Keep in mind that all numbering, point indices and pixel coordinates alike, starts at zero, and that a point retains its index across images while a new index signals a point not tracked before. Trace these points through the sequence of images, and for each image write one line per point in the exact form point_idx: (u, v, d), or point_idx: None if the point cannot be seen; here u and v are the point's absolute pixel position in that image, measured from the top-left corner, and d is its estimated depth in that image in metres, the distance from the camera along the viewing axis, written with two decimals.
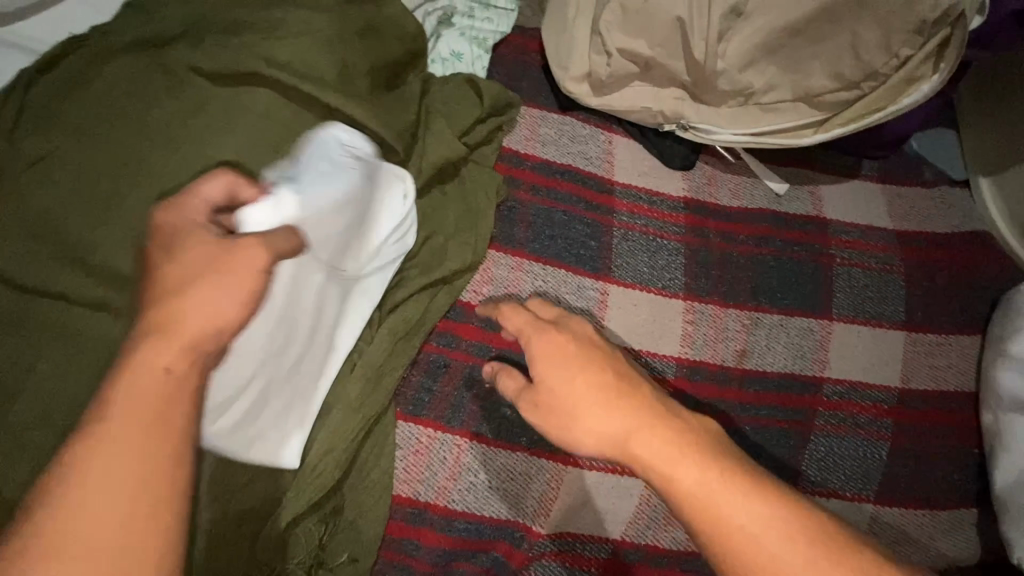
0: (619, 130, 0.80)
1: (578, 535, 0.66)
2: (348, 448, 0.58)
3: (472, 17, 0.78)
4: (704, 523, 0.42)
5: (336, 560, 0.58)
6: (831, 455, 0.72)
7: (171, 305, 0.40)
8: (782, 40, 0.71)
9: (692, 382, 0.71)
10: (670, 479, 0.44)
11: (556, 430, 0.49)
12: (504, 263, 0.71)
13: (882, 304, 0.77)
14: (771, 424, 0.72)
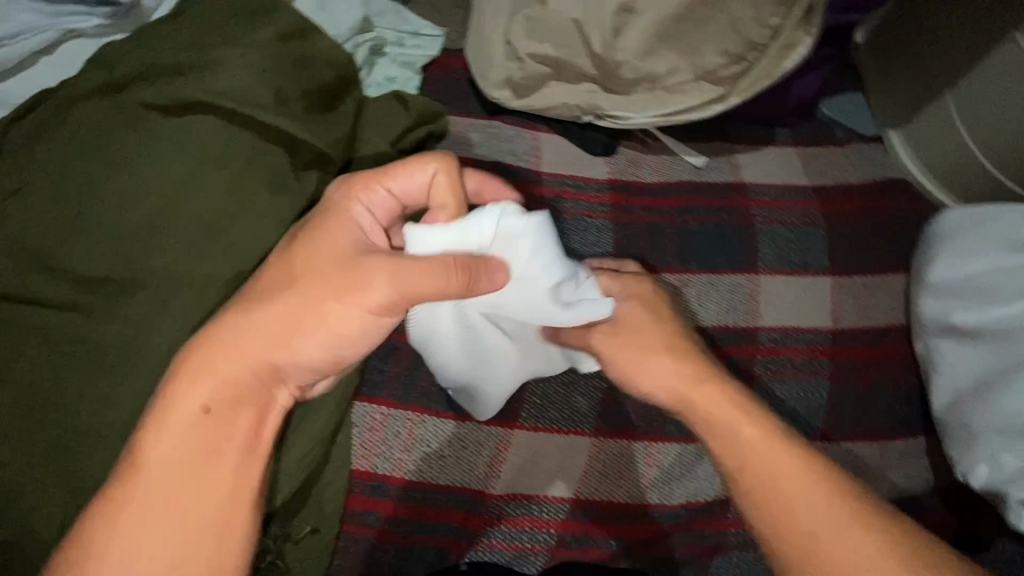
0: (545, 127, 0.88)
1: (533, 497, 0.70)
2: (309, 423, 0.63)
3: (402, 46, 0.88)
4: (759, 462, 0.55)
5: (298, 526, 0.63)
6: (798, 401, 0.75)
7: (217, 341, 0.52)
8: (672, 27, 0.78)
9: (739, 347, 0.77)
10: (736, 429, 0.57)
11: (628, 369, 0.61)
12: None
13: (806, 255, 0.81)
14: (778, 376, 0.76)
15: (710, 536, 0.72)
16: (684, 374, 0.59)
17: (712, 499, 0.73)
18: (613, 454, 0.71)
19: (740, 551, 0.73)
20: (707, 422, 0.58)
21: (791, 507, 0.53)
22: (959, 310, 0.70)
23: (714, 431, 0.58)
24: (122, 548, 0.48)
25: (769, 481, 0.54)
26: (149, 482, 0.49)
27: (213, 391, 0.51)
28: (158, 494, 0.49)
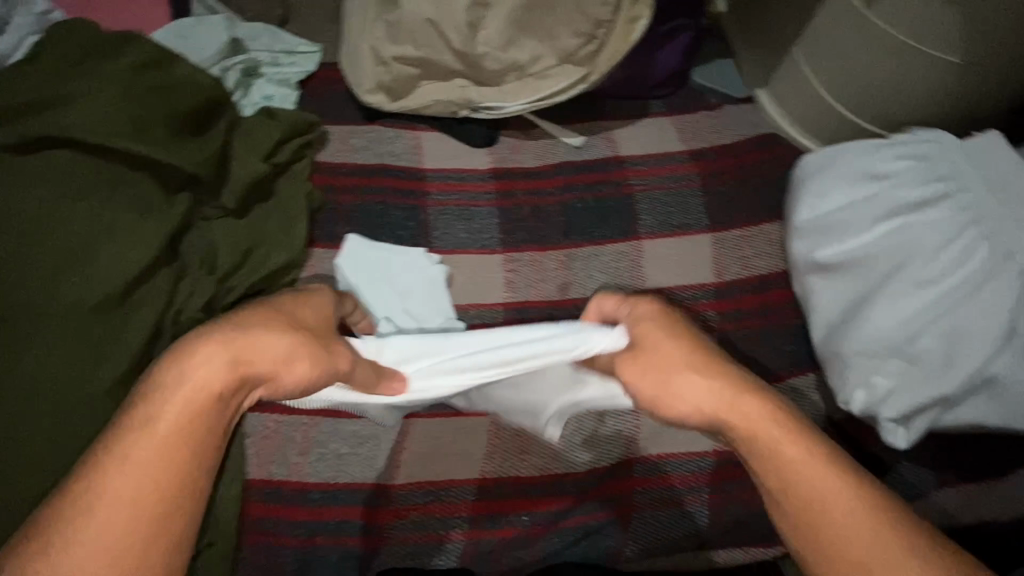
0: (425, 126, 0.90)
1: (440, 483, 0.70)
2: None
3: (277, 65, 0.90)
4: (803, 483, 0.48)
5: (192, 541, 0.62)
6: (748, 349, 0.78)
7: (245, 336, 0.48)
8: (527, 15, 0.81)
9: (728, 301, 0.80)
10: (778, 451, 0.49)
11: (653, 387, 0.55)
12: (328, 257, 0.80)
13: (685, 216, 0.84)
14: (746, 325, 0.79)
15: (619, 498, 0.73)
16: (726, 395, 0.52)
17: (616, 461, 0.74)
18: (513, 431, 0.73)
19: (653, 510, 0.73)
20: (754, 441, 0.51)
21: (841, 542, 0.46)
22: (826, 245, 0.70)
23: (762, 454, 0.50)
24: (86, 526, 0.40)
25: (820, 505, 0.47)
26: (132, 463, 0.42)
27: (219, 373, 0.46)
28: (123, 479, 0.42)
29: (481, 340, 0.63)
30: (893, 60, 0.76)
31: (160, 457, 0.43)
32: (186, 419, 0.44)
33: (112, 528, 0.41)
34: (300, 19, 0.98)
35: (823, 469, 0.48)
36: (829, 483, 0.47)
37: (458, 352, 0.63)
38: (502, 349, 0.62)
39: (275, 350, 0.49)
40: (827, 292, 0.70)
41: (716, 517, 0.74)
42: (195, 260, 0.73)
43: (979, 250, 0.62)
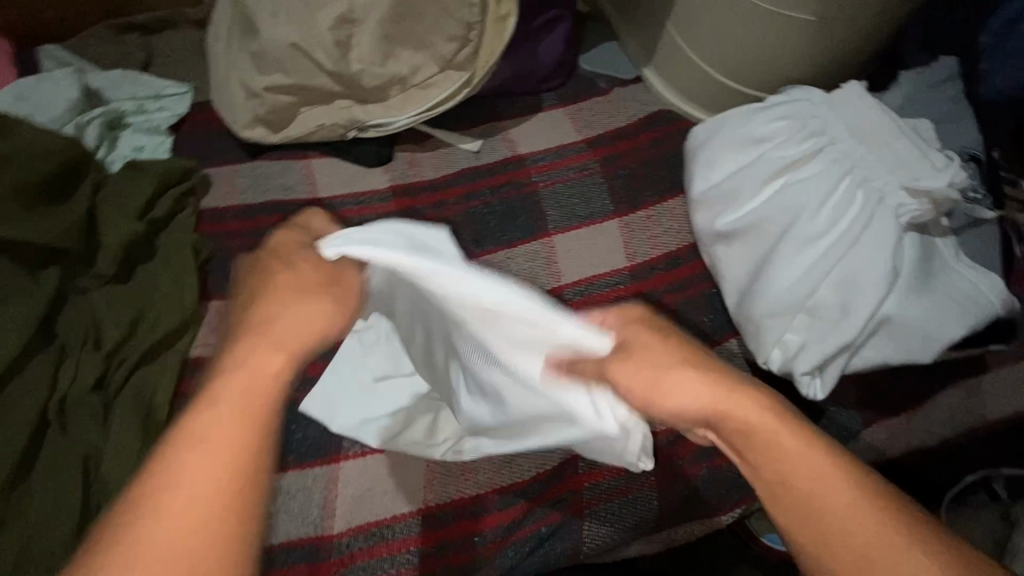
0: (315, 152, 0.86)
1: (381, 522, 0.67)
2: None
3: (145, 112, 0.85)
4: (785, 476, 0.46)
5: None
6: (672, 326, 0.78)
7: (275, 312, 0.47)
8: (397, 26, 0.78)
9: (644, 282, 0.80)
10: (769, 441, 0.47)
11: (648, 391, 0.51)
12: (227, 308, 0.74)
13: (590, 204, 0.84)
14: (665, 303, 0.79)
15: (568, 498, 0.72)
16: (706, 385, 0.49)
17: (560, 462, 0.73)
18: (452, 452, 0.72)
19: (604, 504, 0.72)
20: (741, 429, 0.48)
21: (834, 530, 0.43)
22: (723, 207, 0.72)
23: (754, 446, 0.47)
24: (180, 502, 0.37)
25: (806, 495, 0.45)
26: (208, 444, 0.39)
27: (271, 357, 0.45)
28: (189, 472, 0.38)
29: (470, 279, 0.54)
30: (761, 23, 0.78)
31: (239, 434, 0.40)
32: (250, 391, 0.42)
33: (185, 517, 0.37)
34: (161, 58, 0.92)
35: (817, 456, 0.46)
36: (815, 467, 0.45)
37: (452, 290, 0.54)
38: (493, 298, 0.54)
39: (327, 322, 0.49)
40: (732, 260, 0.71)
41: (666, 499, 0.73)
42: (76, 335, 0.67)
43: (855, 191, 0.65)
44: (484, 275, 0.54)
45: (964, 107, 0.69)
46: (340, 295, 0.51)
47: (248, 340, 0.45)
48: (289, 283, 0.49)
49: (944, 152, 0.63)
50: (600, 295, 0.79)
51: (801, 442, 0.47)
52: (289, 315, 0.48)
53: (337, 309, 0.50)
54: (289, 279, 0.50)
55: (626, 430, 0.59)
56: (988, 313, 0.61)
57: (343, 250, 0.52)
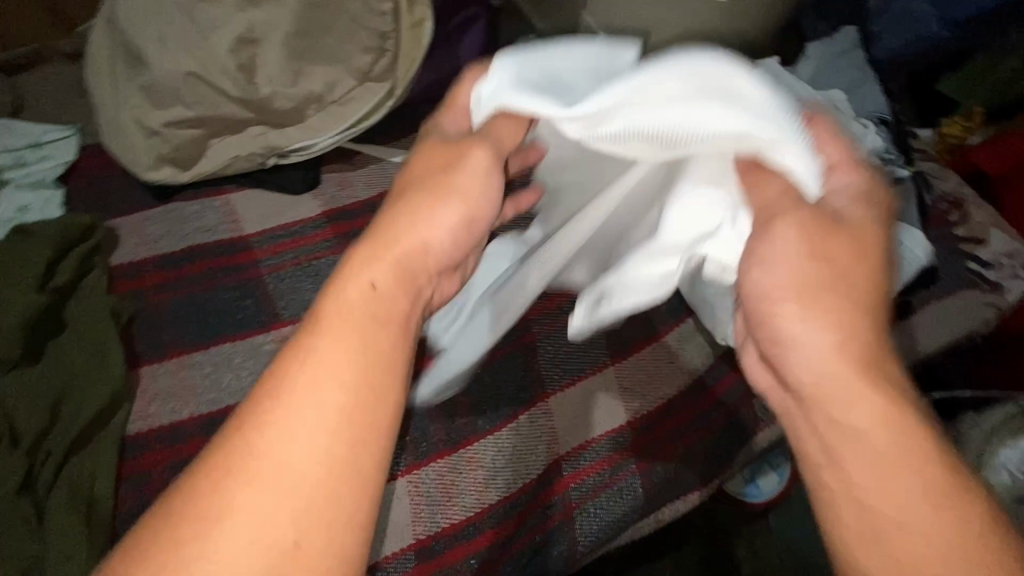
0: (233, 186, 0.79)
1: (375, 565, 0.66)
2: None
3: (24, 165, 0.75)
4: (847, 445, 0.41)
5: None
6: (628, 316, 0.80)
7: (414, 212, 0.47)
8: (303, 43, 0.73)
9: None
10: (848, 410, 0.41)
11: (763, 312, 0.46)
12: (163, 371, 0.67)
13: None
14: None
15: (558, 500, 0.72)
16: (839, 292, 0.43)
17: (544, 469, 0.72)
18: (433, 480, 0.70)
19: (592, 500, 0.73)
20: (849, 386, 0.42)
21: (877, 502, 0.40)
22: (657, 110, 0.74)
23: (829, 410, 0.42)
24: (293, 438, 0.38)
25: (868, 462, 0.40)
26: (326, 374, 0.40)
27: (383, 270, 0.45)
28: (303, 406, 0.39)
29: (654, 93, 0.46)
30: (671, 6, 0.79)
31: (351, 361, 0.41)
32: (348, 324, 0.42)
33: (289, 465, 0.37)
34: (33, 100, 0.81)
35: (895, 428, 0.40)
36: (890, 439, 0.40)
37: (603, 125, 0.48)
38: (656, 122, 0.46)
39: (450, 216, 0.48)
40: None
41: (650, 485, 0.75)
42: None
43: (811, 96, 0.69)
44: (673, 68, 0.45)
45: (869, 73, 0.73)
46: (467, 187, 0.49)
47: (364, 260, 0.45)
48: (444, 158, 0.50)
49: (861, 120, 0.68)
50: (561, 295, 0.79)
51: (892, 409, 0.41)
52: (427, 214, 0.47)
53: (464, 204, 0.49)
54: (439, 153, 0.50)
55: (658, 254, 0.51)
56: (913, 269, 0.66)
57: (488, 87, 0.51)
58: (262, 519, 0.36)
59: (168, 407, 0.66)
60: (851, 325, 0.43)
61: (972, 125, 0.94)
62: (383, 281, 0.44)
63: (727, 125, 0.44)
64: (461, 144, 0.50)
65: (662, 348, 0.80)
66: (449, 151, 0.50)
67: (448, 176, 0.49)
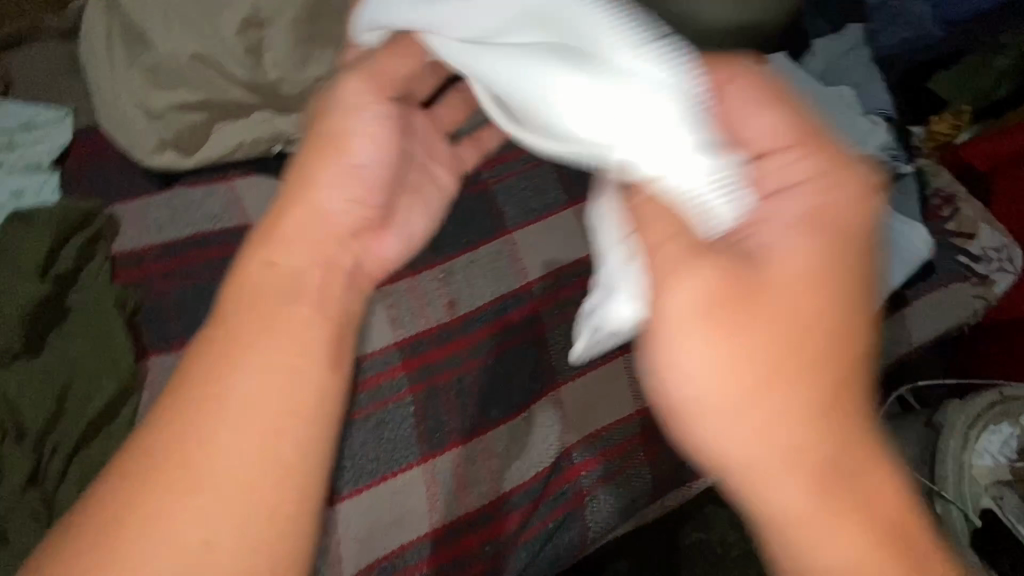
0: (236, 172, 0.76)
1: (390, 555, 0.66)
2: None
3: (16, 148, 0.72)
4: (773, 516, 0.35)
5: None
6: None
7: (308, 192, 0.45)
8: (312, 27, 0.72)
9: None
10: (772, 478, 0.35)
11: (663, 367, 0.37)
12: (170, 363, 0.65)
13: (544, 197, 0.83)
14: None
15: (569, 488, 0.73)
16: (779, 319, 0.35)
17: (556, 457, 0.73)
18: (449, 470, 0.69)
19: (603, 489, 0.74)
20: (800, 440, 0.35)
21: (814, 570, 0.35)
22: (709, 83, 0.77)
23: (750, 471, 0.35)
24: (217, 446, 0.39)
25: (801, 534, 0.35)
26: (255, 375, 0.40)
27: (299, 250, 0.45)
28: (233, 412, 0.39)
29: (531, 26, 0.42)
30: None
31: (272, 369, 0.41)
32: (251, 316, 0.42)
33: (225, 475, 0.38)
34: (24, 80, 0.78)
35: (824, 504, 0.34)
36: (824, 486, 0.34)
37: (470, 58, 0.43)
38: (521, 85, 0.41)
39: (349, 183, 0.47)
40: None
41: (659, 471, 0.76)
42: None
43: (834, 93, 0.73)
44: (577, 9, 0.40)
45: (874, 71, 0.75)
46: (361, 145, 0.47)
47: (261, 247, 0.44)
48: (337, 119, 0.46)
49: (869, 117, 0.71)
50: (571, 285, 0.79)
51: (828, 489, 0.34)
52: (325, 184, 0.46)
53: (351, 156, 0.47)
54: (328, 113, 0.47)
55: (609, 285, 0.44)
56: (915, 263, 0.69)
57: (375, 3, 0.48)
58: (201, 519, 0.37)
59: None
60: (782, 364, 0.34)
61: (960, 123, 0.95)
62: (282, 254, 0.44)
63: (590, 114, 0.38)
64: (338, 74, 0.48)
65: None
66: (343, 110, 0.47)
67: (337, 137, 0.46)
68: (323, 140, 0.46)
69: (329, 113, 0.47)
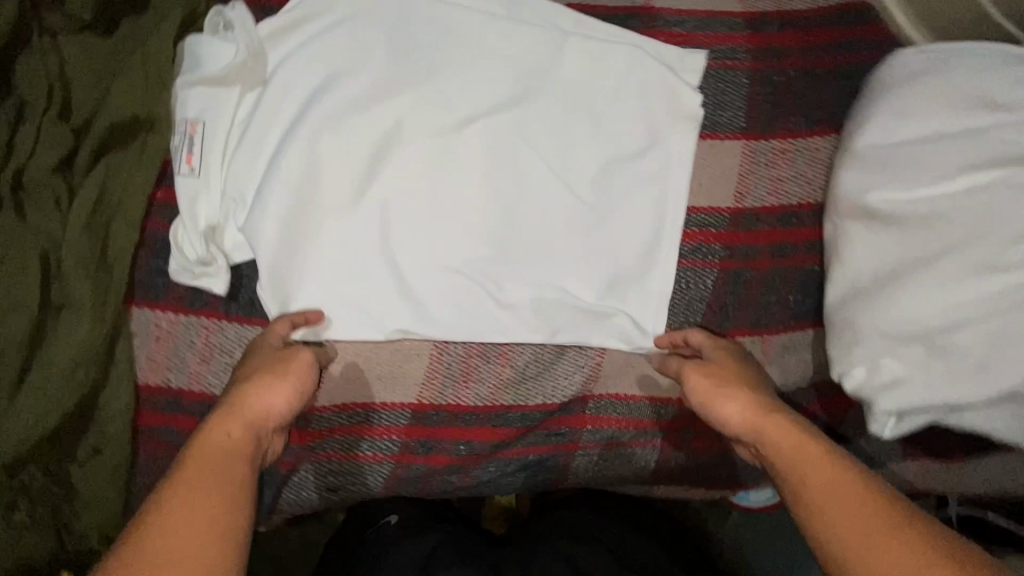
0: None
1: (369, 406, 0.62)
2: (86, 342, 0.53)
3: None
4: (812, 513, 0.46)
5: (27, 474, 0.53)
6: (750, 294, 0.65)
7: (247, 386, 0.50)
8: None
9: (742, 231, 0.64)
10: (810, 482, 0.47)
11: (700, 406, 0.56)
12: (226, 105, 0.56)
13: (718, 111, 0.64)
14: (752, 266, 0.65)
15: (567, 434, 0.66)
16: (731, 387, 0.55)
17: (570, 398, 0.65)
18: (459, 357, 0.62)
19: (599, 451, 0.67)
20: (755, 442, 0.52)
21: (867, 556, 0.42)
22: (654, 85, 0.62)
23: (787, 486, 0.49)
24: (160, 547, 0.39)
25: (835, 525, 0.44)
26: (186, 502, 0.41)
27: (261, 417, 0.50)
28: (167, 530, 0.39)
29: (221, 143, 0.56)
30: None
31: (223, 491, 0.43)
32: (208, 462, 0.44)
33: (175, 552, 0.38)
34: None
35: (844, 485, 0.46)
36: (828, 485, 0.46)
37: (252, 118, 0.56)
38: (275, 142, 0.57)
39: (268, 416, 0.50)
40: (862, 245, 0.57)
41: (665, 462, 0.68)
42: (39, 94, 0.53)
43: (625, 176, 0.62)
44: (212, 145, 0.55)
45: None
46: (297, 373, 0.53)
47: (212, 420, 0.48)
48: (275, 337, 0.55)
49: None
50: (691, 232, 0.64)
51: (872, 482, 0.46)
52: (272, 384, 0.51)
53: (297, 379, 0.52)
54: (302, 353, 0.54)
55: (554, 304, 0.62)
56: None
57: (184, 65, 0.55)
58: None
59: (210, 154, 0.55)
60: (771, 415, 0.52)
61: None
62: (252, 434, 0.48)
63: (331, 180, 0.57)
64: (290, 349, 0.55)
65: (762, 346, 0.65)
66: (297, 363, 0.53)
67: (288, 362, 0.53)
68: (258, 374, 0.52)
69: (267, 358, 0.53)
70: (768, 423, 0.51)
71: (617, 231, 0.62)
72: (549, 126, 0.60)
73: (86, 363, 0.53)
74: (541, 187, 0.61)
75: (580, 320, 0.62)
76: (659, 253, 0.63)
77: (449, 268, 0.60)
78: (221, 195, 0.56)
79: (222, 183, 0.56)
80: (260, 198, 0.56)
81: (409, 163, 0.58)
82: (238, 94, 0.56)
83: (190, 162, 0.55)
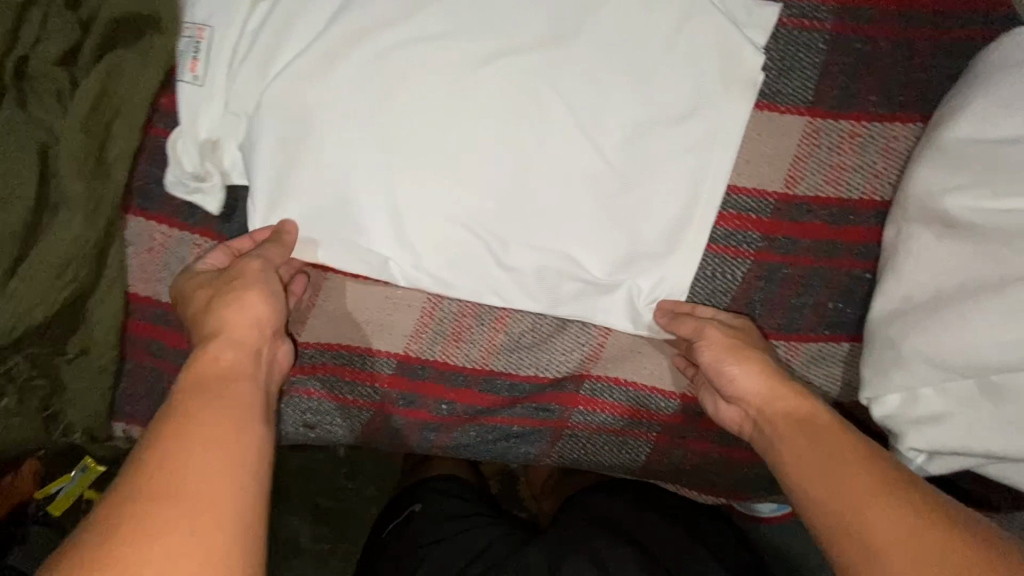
0: None
1: (355, 350, 0.59)
2: (78, 241, 0.52)
3: None
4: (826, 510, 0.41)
5: (13, 362, 0.54)
6: (783, 293, 0.58)
7: (234, 301, 0.47)
8: None
9: (788, 221, 0.57)
10: (828, 474, 0.42)
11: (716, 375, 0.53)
12: (236, 12, 0.52)
13: (782, 79, 0.55)
14: (792, 262, 0.57)
15: (557, 411, 0.62)
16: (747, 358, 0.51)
17: (565, 374, 0.61)
18: (452, 313, 0.59)
19: (588, 433, 0.63)
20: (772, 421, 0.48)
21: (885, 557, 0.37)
22: (711, 39, 0.53)
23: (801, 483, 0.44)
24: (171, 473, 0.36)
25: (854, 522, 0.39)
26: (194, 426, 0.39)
27: (254, 331, 0.47)
28: (176, 460, 0.37)
29: (226, 53, 0.52)
30: None
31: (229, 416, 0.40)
32: (207, 388, 0.42)
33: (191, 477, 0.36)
34: None
35: (864, 481, 0.41)
36: (850, 481, 0.41)
37: (260, 28, 0.52)
38: (281, 56, 0.52)
39: (256, 326, 0.47)
40: (925, 255, 0.49)
41: (657, 458, 0.64)
42: None
43: (660, 140, 0.55)
44: (217, 54, 0.52)
45: None
46: (266, 280, 0.49)
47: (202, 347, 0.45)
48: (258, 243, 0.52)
49: None
50: (729, 214, 0.57)
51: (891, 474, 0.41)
52: (251, 292, 0.48)
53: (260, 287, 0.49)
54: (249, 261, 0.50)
55: (559, 274, 0.56)
56: None
57: None
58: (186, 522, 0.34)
59: (214, 63, 0.52)
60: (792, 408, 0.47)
61: None
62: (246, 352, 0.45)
63: (334, 103, 0.52)
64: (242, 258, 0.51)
65: (787, 352, 0.59)
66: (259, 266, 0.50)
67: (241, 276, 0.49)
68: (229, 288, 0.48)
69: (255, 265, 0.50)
70: (790, 394, 0.48)
71: (641, 202, 0.55)
72: (585, 72, 0.53)
73: (76, 263, 0.53)
74: (566, 141, 0.54)
75: (585, 294, 0.57)
76: (684, 234, 0.56)
77: (449, 216, 0.54)
78: (222, 109, 0.53)
79: (224, 96, 0.53)
80: (259, 115, 0.52)
81: (421, 95, 0.52)
82: (250, 2, 0.53)
83: (194, 69, 0.52)
